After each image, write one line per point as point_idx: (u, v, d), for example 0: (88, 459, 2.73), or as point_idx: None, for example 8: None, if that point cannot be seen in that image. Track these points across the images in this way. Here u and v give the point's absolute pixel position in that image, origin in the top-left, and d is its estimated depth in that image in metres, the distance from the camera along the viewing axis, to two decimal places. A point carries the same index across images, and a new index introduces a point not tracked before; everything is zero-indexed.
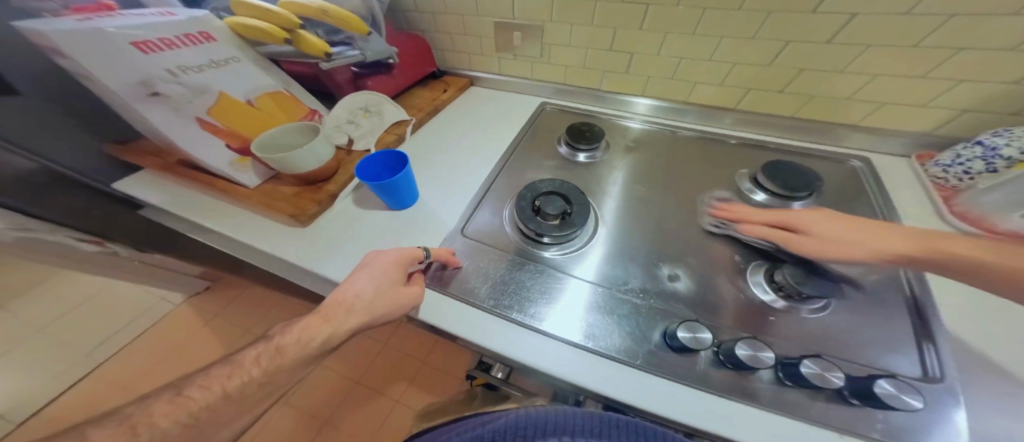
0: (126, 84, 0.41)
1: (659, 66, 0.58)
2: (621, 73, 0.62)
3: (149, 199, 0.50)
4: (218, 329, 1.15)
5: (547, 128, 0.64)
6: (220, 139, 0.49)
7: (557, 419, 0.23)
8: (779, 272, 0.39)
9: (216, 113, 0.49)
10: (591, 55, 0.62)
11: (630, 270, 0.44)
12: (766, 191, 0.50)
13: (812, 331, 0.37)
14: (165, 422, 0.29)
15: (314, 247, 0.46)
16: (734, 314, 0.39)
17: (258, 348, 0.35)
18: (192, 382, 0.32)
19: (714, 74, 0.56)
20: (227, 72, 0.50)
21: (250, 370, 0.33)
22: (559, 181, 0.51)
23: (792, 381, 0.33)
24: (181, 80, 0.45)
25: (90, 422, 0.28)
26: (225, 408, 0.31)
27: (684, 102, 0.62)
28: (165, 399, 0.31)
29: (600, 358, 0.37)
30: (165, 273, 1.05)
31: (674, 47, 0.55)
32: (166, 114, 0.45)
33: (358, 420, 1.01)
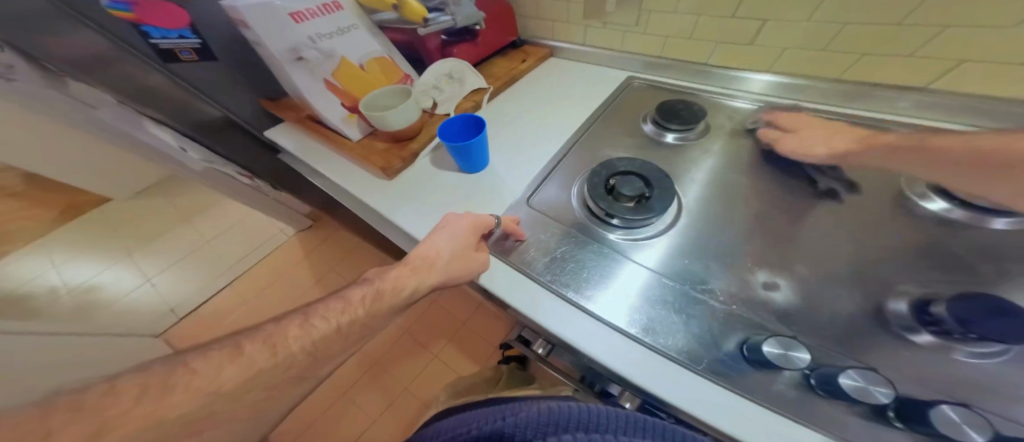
0: (282, 49, 0.50)
1: (808, 34, 0.47)
2: (742, 45, 0.53)
3: (284, 143, 0.61)
4: (314, 262, 1.39)
5: (633, 104, 0.60)
6: (337, 98, 0.56)
7: (578, 416, 0.21)
8: (938, 304, 0.30)
9: (338, 75, 0.56)
10: (705, 23, 0.53)
11: (709, 268, 0.39)
12: (949, 199, 0.38)
13: (957, 375, 0.29)
14: (296, 346, 0.32)
15: (399, 199, 0.51)
16: (839, 338, 0.32)
17: (361, 289, 0.38)
18: (315, 312, 0.35)
19: (901, 42, 0.42)
20: (349, 38, 0.57)
21: (356, 309, 0.36)
22: (640, 161, 0.47)
23: (908, 424, 0.26)
24: (318, 46, 0.53)
25: (242, 334, 0.33)
26: (337, 341, 0.34)
27: (835, 80, 0.49)
28: (296, 323, 0.34)
29: (657, 355, 0.34)
30: (282, 210, 1.28)
31: (836, 10, 0.43)
32: (304, 77, 0.53)
33: (411, 368, 1.13)
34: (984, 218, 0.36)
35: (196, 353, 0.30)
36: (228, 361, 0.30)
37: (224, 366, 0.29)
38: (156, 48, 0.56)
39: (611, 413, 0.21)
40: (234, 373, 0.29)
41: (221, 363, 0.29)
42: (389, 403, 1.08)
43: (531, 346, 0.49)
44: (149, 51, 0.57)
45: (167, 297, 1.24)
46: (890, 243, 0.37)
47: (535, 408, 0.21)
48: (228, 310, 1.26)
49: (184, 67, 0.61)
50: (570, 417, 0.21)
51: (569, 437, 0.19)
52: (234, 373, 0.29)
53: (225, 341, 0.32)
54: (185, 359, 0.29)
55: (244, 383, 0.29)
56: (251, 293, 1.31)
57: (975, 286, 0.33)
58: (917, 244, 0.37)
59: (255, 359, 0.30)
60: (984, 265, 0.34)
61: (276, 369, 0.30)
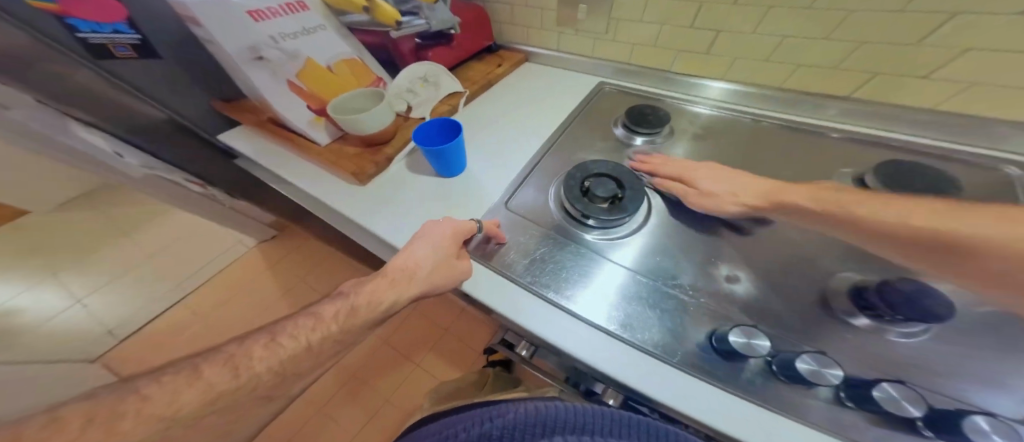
0: (238, 48, 0.45)
1: (754, 45, 0.51)
2: (701, 54, 0.56)
3: (242, 148, 0.56)
4: (281, 272, 1.31)
5: (604, 109, 0.62)
6: (302, 100, 0.53)
7: (567, 417, 0.22)
8: (870, 295, 0.34)
9: (304, 77, 0.53)
10: (670, 33, 0.56)
11: (679, 265, 0.41)
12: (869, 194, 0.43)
13: (895, 356, 0.32)
14: (261, 367, 0.30)
15: (373, 206, 0.49)
16: (789, 325, 0.36)
17: (334, 305, 0.36)
18: (283, 330, 0.33)
19: (829, 54, 0.47)
20: (315, 39, 0.54)
21: (329, 325, 0.34)
22: (613, 164, 0.49)
23: (855, 403, 0.30)
24: (280, 46, 0.50)
25: (201, 355, 0.30)
26: (308, 360, 0.32)
27: (777, 88, 0.54)
28: (261, 342, 0.31)
29: (635, 350, 0.35)
30: (241, 218, 1.19)
31: (776, 24, 0.48)
32: (265, 78, 0.49)
33: (390, 380, 1.09)
34: None
35: (147, 378, 0.27)
36: (184, 386, 0.27)
37: (180, 391, 0.27)
38: (84, 43, 0.50)
39: (596, 412, 0.23)
40: (193, 398, 0.27)
41: (177, 387, 0.27)
42: (368, 417, 1.03)
43: (515, 350, 0.49)
44: (75, 44, 0.50)
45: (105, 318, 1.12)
46: (836, 238, 0.41)
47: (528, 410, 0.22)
48: (195, 334, 1.20)
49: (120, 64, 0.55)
50: (562, 421, 0.22)
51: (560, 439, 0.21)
52: (191, 396, 0.27)
53: (182, 363, 0.29)
54: (137, 386, 0.26)
55: (203, 408, 0.27)
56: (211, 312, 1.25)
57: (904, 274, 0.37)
58: None
59: (216, 381, 0.28)
60: None
61: (239, 392, 0.28)
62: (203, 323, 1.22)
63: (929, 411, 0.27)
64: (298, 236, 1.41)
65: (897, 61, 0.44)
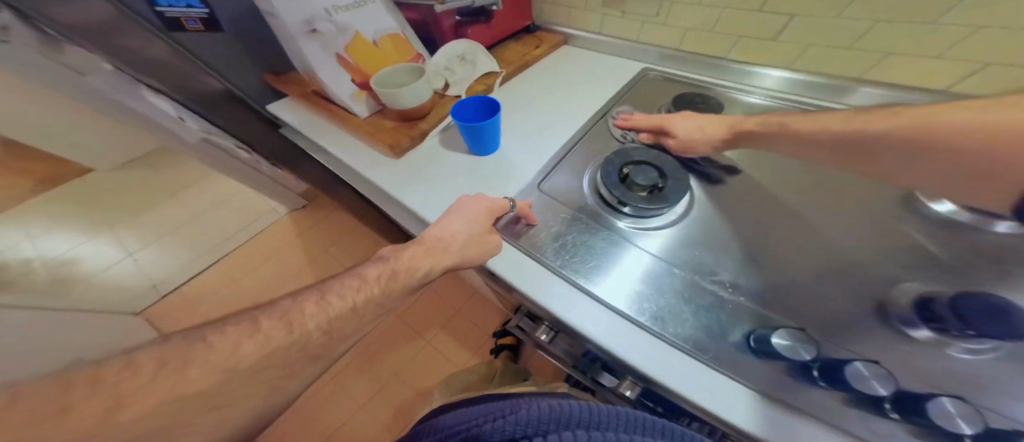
0: (296, 21, 0.48)
1: (832, 31, 0.47)
2: (764, 40, 0.53)
3: (289, 118, 0.58)
4: (309, 241, 1.37)
5: (645, 94, 0.59)
6: (348, 73, 0.53)
7: (578, 413, 0.21)
8: (943, 305, 0.30)
9: (352, 50, 0.53)
10: (730, 17, 0.53)
11: (721, 260, 0.39)
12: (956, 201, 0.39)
13: (949, 370, 0.30)
14: (311, 324, 0.31)
15: (410, 180, 0.50)
16: (836, 329, 0.34)
17: (376, 268, 0.37)
18: (331, 290, 0.35)
19: (929, 42, 0.41)
20: (364, 13, 0.55)
21: (371, 287, 0.35)
22: (655, 152, 0.47)
23: (903, 415, 0.27)
24: (333, 19, 0.51)
25: (258, 310, 0.32)
26: (352, 321, 0.33)
27: (855, 78, 0.50)
28: (312, 300, 0.33)
29: (667, 344, 0.34)
30: (276, 188, 1.25)
31: (866, 7, 0.43)
32: (317, 50, 0.50)
33: (404, 355, 1.13)
34: (985, 221, 0.38)
35: (214, 328, 0.29)
36: (245, 338, 0.29)
37: (242, 341, 0.28)
38: (162, 15, 0.53)
39: (610, 413, 0.22)
40: (252, 351, 0.28)
41: (238, 339, 0.28)
42: (381, 388, 1.08)
43: (535, 333, 0.48)
44: (154, 18, 0.53)
45: (152, 273, 1.22)
46: (898, 242, 0.38)
47: (539, 408, 0.21)
48: (226, 300, 1.24)
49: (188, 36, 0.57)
50: (574, 418, 0.21)
51: (569, 433, 0.20)
52: (251, 349, 0.28)
53: (242, 317, 0.31)
54: (205, 333, 0.29)
55: (260, 361, 0.28)
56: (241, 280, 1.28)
57: (979, 286, 0.34)
58: (924, 245, 0.38)
59: (273, 335, 0.30)
60: (987, 267, 0.35)
61: (292, 348, 0.30)
62: (235, 289, 1.26)
63: (985, 428, 0.24)
64: (325, 208, 1.45)
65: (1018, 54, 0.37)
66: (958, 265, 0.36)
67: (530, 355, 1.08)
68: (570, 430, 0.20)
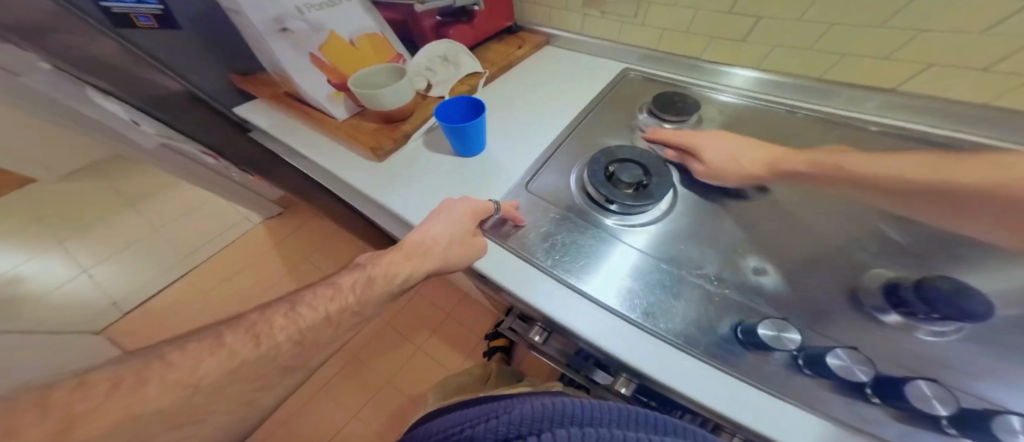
0: (264, 19, 0.44)
1: (796, 32, 0.49)
2: (735, 42, 0.55)
3: (261, 122, 0.55)
4: (285, 251, 1.31)
5: (627, 94, 0.60)
6: (322, 74, 0.51)
7: (569, 411, 0.21)
8: (905, 287, 0.33)
9: (326, 50, 0.51)
10: (703, 19, 0.55)
11: (705, 255, 0.40)
12: None
13: (925, 354, 0.32)
14: (281, 336, 0.29)
15: (391, 183, 0.48)
16: (814, 318, 0.35)
17: (352, 275, 0.36)
18: (302, 300, 0.33)
19: (877, 45, 0.44)
20: (339, 11, 0.52)
21: (346, 295, 0.34)
22: (639, 150, 0.48)
23: (883, 399, 0.29)
24: (305, 17, 0.48)
25: (223, 325, 0.30)
26: (326, 332, 0.31)
27: (817, 79, 0.52)
28: (281, 312, 0.31)
29: (658, 339, 0.35)
30: (249, 195, 1.20)
31: (823, 11, 0.45)
32: (288, 50, 0.47)
33: (388, 363, 1.09)
34: None
35: (173, 345, 0.27)
36: (207, 354, 0.26)
37: (203, 357, 0.26)
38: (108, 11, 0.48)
39: (602, 407, 0.22)
40: (215, 365, 0.26)
41: (199, 355, 0.26)
42: (363, 400, 1.04)
43: (527, 335, 0.48)
44: (99, 15, 0.48)
45: (111, 290, 1.15)
46: (868, 233, 0.40)
47: (533, 405, 0.21)
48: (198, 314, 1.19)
49: (141, 34, 0.53)
50: (566, 413, 0.21)
51: (563, 431, 0.20)
52: (214, 364, 0.26)
53: (205, 332, 0.29)
54: (162, 351, 0.26)
55: (224, 378, 0.26)
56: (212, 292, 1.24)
57: (944, 273, 0.35)
58: (892, 235, 0.39)
59: (238, 349, 0.27)
60: (947, 253, 0.37)
61: (260, 362, 0.28)
62: (207, 303, 1.22)
63: (956, 408, 0.26)
64: (303, 215, 1.39)
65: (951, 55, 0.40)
66: (923, 254, 0.37)
67: (523, 355, 1.07)
68: (564, 428, 0.20)
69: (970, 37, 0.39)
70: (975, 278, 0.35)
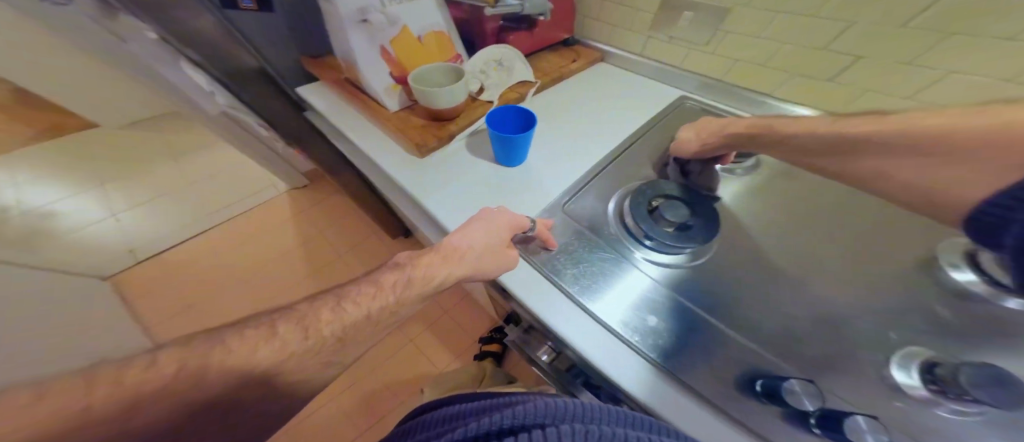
0: (349, 8, 0.47)
1: (896, 79, 0.46)
2: (820, 81, 0.52)
3: (316, 103, 0.56)
4: (302, 224, 1.36)
5: (677, 123, 0.59)
6: (387, 66, 0.52)
7: (571, 409, 0.22)
8: (954, 368, 0.29)
9: (396, 43, 0.52)
10: (786, 53, 0.53)
11: (742, 306, 0.39)
12: (980, 274, 0.39)
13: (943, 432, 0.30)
14: (327, 331, 0.30)
15: (431, 182, 0.48)
16: (853, 387, 0.33)
17: (393, 276, 0.36)
18: (348, 296, 0.34)
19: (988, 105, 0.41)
20: (415, 8, 0.53)
21: (386, 295, 0.34)
22: (684, 188, 0.47)
23: None
24: (386, 11, 0.50)
25: (277, 314, 0.31)
26: (367, 329, 0.32)
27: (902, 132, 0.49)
28: (329, 306, 0.32)
29: (678, 383, 0.34)
30: (280, 164, 1.25)
31: (936, 56, 0.41)
32: (362, 39, 0.49)
33: (385, 347, 1.12)
34: (998, 296, 0.37)
35: (233, 329, 0.28)
36: (261, 342, 0.27)
37: (259, 345, 0.27)
38: None
39: (601, 407, 0.22)
40: (268, 355, 0.27)
41: (255, 343, 0.27)
42: (359, 380, 1.06)
43: (533, 354, 0.50)
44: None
45: (131, 239, 1.20)
46: (921, 309, 0.38)
47: (535, 402, 0.21)
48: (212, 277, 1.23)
49: (240, 15, 0.57)
50: (567, 412, 0.22)
51: (567, 426, 0.20)
52: (267, 354, 0.27)
53: (260, 319, 0.30)
54: (223, 335, 0.27)
55: (274, 365, 0.27)
56: (230, 258, 1.28)
57: (1004, 367, 0.33)
58: (946, 315, 0.37)
59: (288, 341, 0.28)
60: (1003, 343, 0.35)
61: (307, 354, 0.29)
62: (226, 265, 1.26)
63: None
64: (327, 192, 1.45)
65: None
66: (979, 341, 0.35)
67: (515, 362, 1.07)
68: (568, 423, 0.20)
69: None
70: None
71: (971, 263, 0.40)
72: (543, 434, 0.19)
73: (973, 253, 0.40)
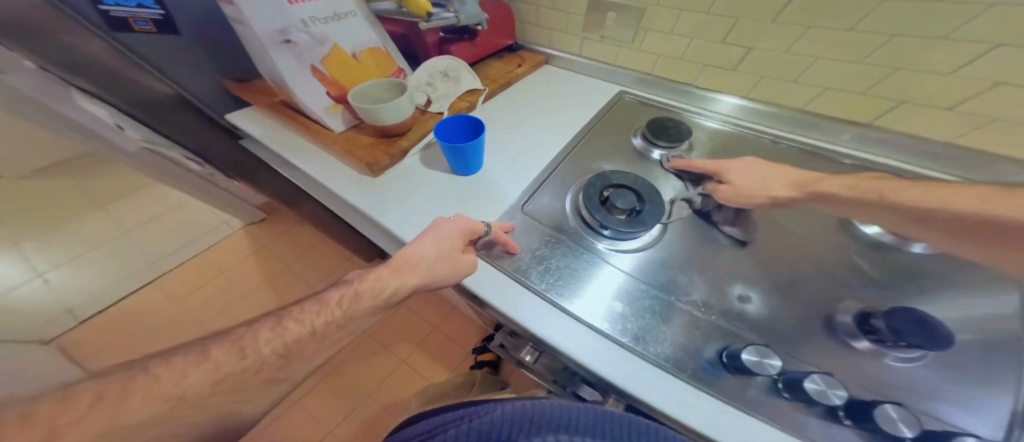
0: (268, 30, 0.44)
1: (784, 64, 0.52)
2: (728, 70, 0.57)
3: (252, 129, 0.54)
4: (264, 259, 1.28)
5: (622, 118, 0.62)
6: (322, 85, 0.50)
7: (552, 415, 0.22)
8: (878, 315, 0.34)
9: (328, 62, 0.51)
10: (700, 47, 0.57)
11: (693, 281, 0.41)
12: (884, 225, 0.44)
13: (895, 379, 0.33)
14: (267, 349, 0.30)
15: (383, 197, 0.48)
16: (789, 341, 0.36)
17: (340, 290, 0.36)
18: (289, 314, 0.33)
19: (858, 81, 0.48)
20: (345, 25, 0.52)
21: (332, 310, 0.34)
22: (632, 176, 0.50)
23: (854, 421, 0.30)
24: (310, 30, 0.48)
25: (210, 339, 0.30)
26: (311, 346, 0.32)
27: (801, 108, 0.55)
28: (267, 326, 0.32)
29: (648, 363, 0.35)
30: (230, 198, 1.17)
31: (809, 45, 0.48)
32: (290, 60, 0.47)
33: (368, 375, 1.06)
34: (907, 243, 0.42)
35: (160, 358, 0.27)
36: (190, 368, 0.27)
37: (188, 371, 0.27)
38: (107, 15, 0.48)
39: (579, 410, 0.23)
40: (199, 379, 0.27)
41: (184, 368, 0.27)
42: (341, 416, 1.00)
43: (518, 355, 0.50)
44: (98, 18, 0.48)
45: (65, 297, 1.09)
46: (843, 262, 0.42)
47: (513, 407, 0.22)
48: (166, 323, 1.13)
49: (139, 39, 0.53)
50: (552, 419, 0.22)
51: (550, 437, 0.20)
52: (197, 378, 0.27)
53: (191, 346, 0.29)
54: (148, 365, 0.27)
55: (211, 388, 0.27)
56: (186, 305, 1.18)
57: (913, 305, 0.37)
58: (863, 267, 0.41)
59: (222, 362, 0.28)
60: (914, 285, 0.39)
61: (244, 374, 0.28)
62: (182, 312, 1.16)
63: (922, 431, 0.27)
64: (288, 222, 1.38)
65: (923, 96, 0.44)
66: (892, 285, 0.39)
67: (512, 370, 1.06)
68: (552, 434, 0.20)
69: (933, 76, 0.42)
70: (940, 311, 0.37)
71: None
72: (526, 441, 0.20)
73: None
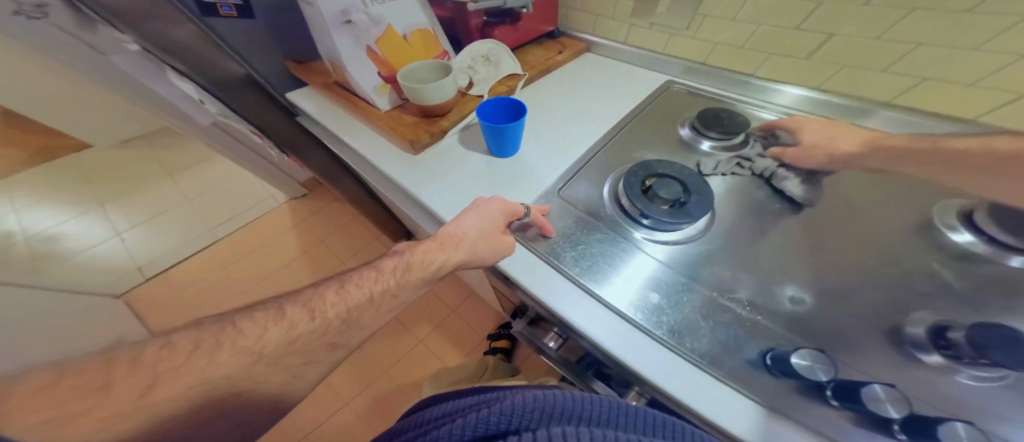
0: (332, 9, 0.47)
1: (870, 52, 0.47)
2: (800, 60, 0.53)
3: (308, 108, 0.57)
4: (302, 233, 1.36)
5: (668, 108, 0.60)
6: (374, 65, 0.52)
7: (556, 406, 0.22)
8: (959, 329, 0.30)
9: (382, 43, 0.52)
10: (767, 34, 0.53)
11: (740, 279, 0.39)
12: (976, 233, 0.39)
13: (960, 397, 0.29)
14: (333, 312, 0.32)
15: (425, 176, 0.49)
16: (856, 351, 0.33)
17: (393, 260, 0.38)
18: (350, 280, 0.35)
19: (966, 72, 0.42)
20: (398, 6, 0.54)
21: (387, 278, 0.36)
22: (678, 167, 0.48)
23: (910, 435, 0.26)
24: (368, 11, 0.50)
25: (283, 299, 0.33)
26: (370, 311, 0.34)
27: (885, 102, 0.50)
28: (332, 289, 0.34)
29: (684, 359, 0.34)
30: (277, 175, 1.26)
31: (908, 29, 0.43)
32: (347, 40, 0.49)
33: (391, 352, 1.11)
34: (1003, 254, 0.37)
35: (243, 314, 0.30)
36: (270, 324, 0.29)
37: (267, 328, 0.29)
38: None
39: (586, 399, 0.23)
40: (276, 336, 0.29)
41: (264, 325, 0.29)
42: (366, 388, 1.05)
43: (543, 343, 0.50)
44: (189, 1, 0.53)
45: (137, 256, 1.23)
46: (921, 272, 0.38)
47: (524, 397, 0.22)
48: (216, 286, 1.23)
49: (221, 22, 0.59)
50: (563, 410, 0.22)
51: (559, 429, 0.20)
52: (275, 336, 0.29)
53: (269, 304, 0.32)
54: (234, 319, 0.29)
55: (285, 347, 0.29)
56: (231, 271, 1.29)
57: (1009, 325, 0.33)
58: (946, 279, 0.37)
59: (297, 321, 0.30)
60: (1008, 302, 0.35)
61: (314, 335, 0.30)
62: (225, 278, 1.24)
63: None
64: (325, 200, 1.45)
65: None
66: (982, 302, 0.35)
67: (527, 355, 1.07)
68: (559, 426, 0.20)
69: None
70: None
71: (969, 222, 0.40)
72: (532, 434, 0.19)
73: (972, 213, 0.40)
